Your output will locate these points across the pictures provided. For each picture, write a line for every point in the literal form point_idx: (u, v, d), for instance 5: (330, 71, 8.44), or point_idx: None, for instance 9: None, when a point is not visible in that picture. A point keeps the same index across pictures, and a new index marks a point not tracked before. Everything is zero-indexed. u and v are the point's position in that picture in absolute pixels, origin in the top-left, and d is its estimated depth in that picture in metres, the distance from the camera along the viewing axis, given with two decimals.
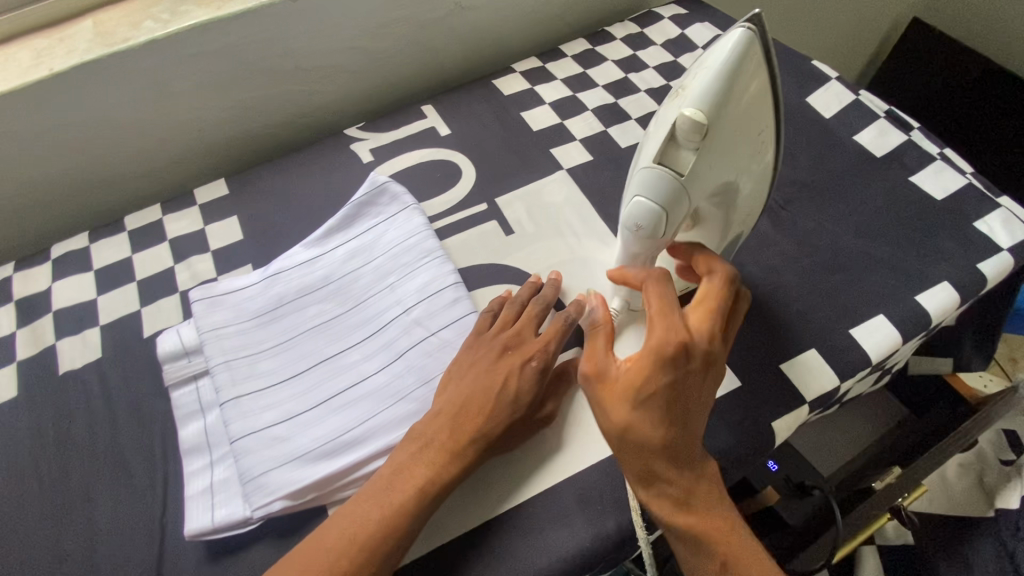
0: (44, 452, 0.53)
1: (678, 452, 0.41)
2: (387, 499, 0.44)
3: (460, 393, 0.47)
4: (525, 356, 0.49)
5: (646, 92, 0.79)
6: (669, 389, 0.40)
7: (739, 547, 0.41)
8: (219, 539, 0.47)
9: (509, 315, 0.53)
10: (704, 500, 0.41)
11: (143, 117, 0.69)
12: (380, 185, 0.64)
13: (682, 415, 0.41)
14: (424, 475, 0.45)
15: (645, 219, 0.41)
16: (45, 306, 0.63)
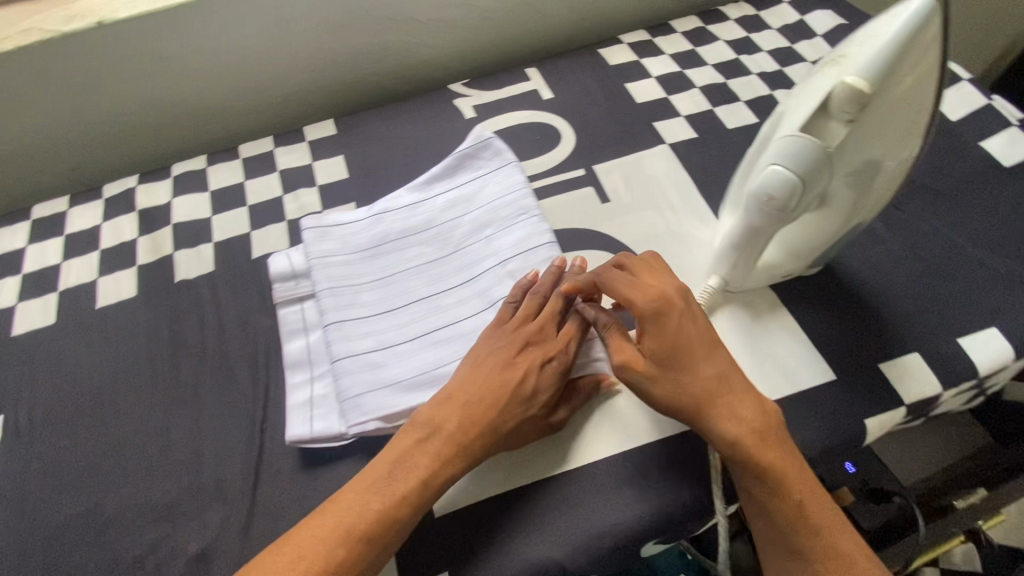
0: (157, 349, 0.57)
1: (712, 399, 0.44)
2: (387, 489, 0.43)
3: (473, 384, 0.46)
4: (545, 356, 0.48)
5: (758, 76, 0.76)
6: (671, 346, 0.45)
7: (800, 473, 0.43)
8: (313, 449, 0.50)
9: (536, 307, 0.50)
10: (761, 431, 0.44)
11: (266, 51, 0.72)
12: (485, 140, 0.64)
13: (701, 366, 0.45)
14: (425, 468, 0.44)
15: (780, 189, 0.41)
16: (165, 218, 0.67)
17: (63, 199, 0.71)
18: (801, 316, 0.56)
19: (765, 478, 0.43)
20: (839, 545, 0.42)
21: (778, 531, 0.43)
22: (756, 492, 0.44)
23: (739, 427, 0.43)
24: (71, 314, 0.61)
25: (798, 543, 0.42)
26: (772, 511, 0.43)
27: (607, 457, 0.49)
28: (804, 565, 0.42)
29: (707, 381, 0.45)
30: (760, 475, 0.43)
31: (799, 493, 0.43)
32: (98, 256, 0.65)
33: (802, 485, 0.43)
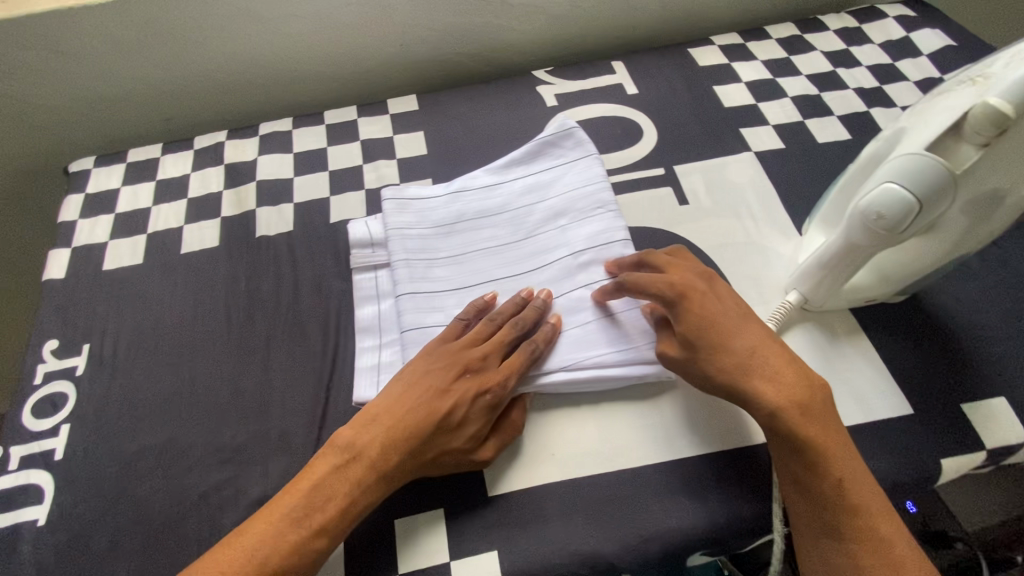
0: (234, 298, 0.59)
1: (749, 375, 0.44)
2: (301, 518, 0.42)
3: (404, 410, 0.45)
4: (476, 387, 0.46)
5: (855, 90, 0.73)
6: (704, 324, 0.45)
7: (841, 449, 0.43)
8: None
9: (481, 332, 0.49)
10: (803, 405, 0.43)
11: (362, 22, 0.74)
12: (567, 129, 0.63)
13: (737, 344, 0.45)
14: (347, 494, 0.43)
15: (894, 205, 0.41)
16: (250, 175, 0.69)
17: (156, 146, 0.74)
18: (881, 345, 0.54)
19: (803, 452, 0.42)
20: (880, 525, 0.41)
21: (816, 509, 0.42)
22: (794, 468, 0.43)
23: (781, 398, 0.43)
24: (157, 256, 0.64)
25: (837, 521, 0.41)
26: (811, 488, 0.42)
27: (665, 460, 0.48)
28: (842, 544, 0.41)
29: (743, 355, 0.44)
30: (798, 449, 0.42)
31: (839, 470, 0.42)
32: (186, 203, 0.68)
33: (842, 460, 0.42)
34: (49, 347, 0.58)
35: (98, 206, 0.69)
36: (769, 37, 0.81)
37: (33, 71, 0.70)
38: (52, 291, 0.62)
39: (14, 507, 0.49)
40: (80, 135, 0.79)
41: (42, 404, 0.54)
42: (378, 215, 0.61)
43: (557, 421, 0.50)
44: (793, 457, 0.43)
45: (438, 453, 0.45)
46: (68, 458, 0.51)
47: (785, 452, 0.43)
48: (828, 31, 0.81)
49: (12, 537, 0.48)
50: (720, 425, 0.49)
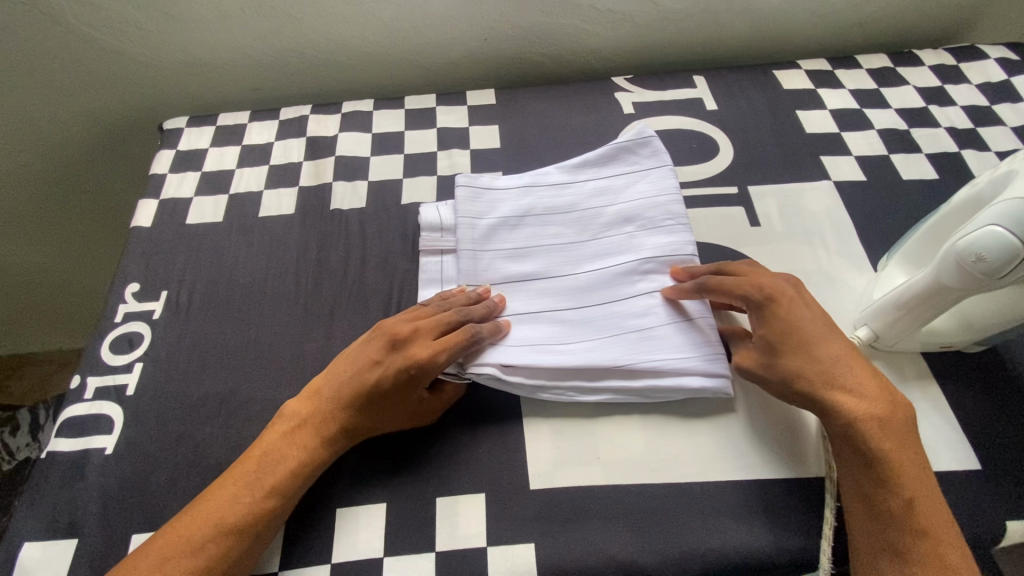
0: (304, 265, 0.62)
1: (830, 382, 0.45)
2: (256, 482, 0.45)
3: (340, 381, 0.49)
4: (399, 363, 0.47)
5: (946, 130, 0.70)
6: (789, 328, 0.46)
7: (915, 472, 0.42)
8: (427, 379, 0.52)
9: (420, 313, 0.51)
10: (883, 420, 0.43)
11: (452, 15, 0.76)
12: (646, 137, 0.62)
13: (821, 352, 0.46)
14: (297, 458, 0.46)
15: (998, 249, 0.40)
16: (330, 149, 0.72)
17: (245, 113, 0.78)
18: (951, 394, 0.51)
19: (873, 464, 0.42)
20: (949, 556, 0.40)
21: (879, 525, 0.41)
22: (862, 481, 0.43)
23: (860, 409, 0.44)
24: (236, 216, 0.67)
25: (901, 541, 0.40)
26: (879, 502, 0.42)
27: (715, 480, 0.47)
28: (903, 566, 0.40)
29: (827, 363, 0.45)
30: (868, 460, 0.43)
31: (909, 489, 0.41)
32: (268, 169, 0.71)
33: (915, 483, 0.42)
34: (131, 289, 0.61)
35: (186, 163, 0.73)
36: (860, 66, 0.79)
37: (143, 31, 0.75)
38: (138, 238, 0.65)
39: (85, 433, 0.52)
40: (176, 96, 0.84)
41: (120, 341, 0.58)
42: (449, 201, 0.63)
43: (607, 425, 0.51)
44: (862, 470, 0.43)
45: (373, 422, 0.48)
46: (138, 395, 0.54)
47: (857, 465, 0.43)
48: (923, 66, 0.79)
49: (81, 461, 0.51)
50: (772, 452, 0.49)
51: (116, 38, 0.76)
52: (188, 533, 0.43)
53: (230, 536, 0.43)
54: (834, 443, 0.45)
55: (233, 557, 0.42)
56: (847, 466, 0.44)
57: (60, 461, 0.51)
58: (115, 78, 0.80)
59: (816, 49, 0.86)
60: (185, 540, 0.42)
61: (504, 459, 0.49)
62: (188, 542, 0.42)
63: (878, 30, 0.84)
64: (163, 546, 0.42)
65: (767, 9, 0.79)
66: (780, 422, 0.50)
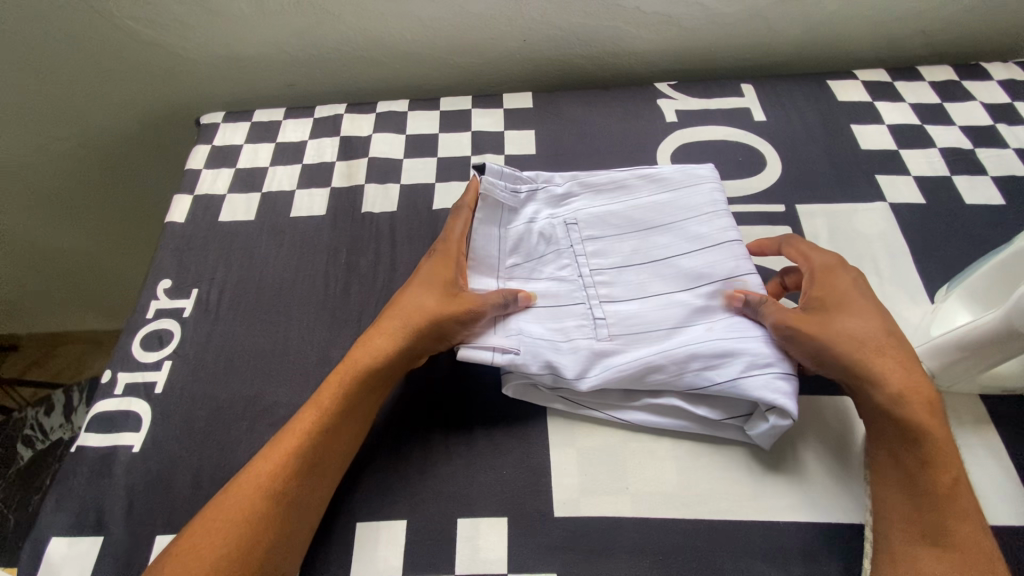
0: (335, 269, 0.61)
1: (867, 355, 0.45)
2: (308, 434, 0.46)
3: (388, 313, 0.53)
4: (412, 277, 0.55)
5: (1016, 150, 0.66)
6: (815, 276, 0.51)
7: (933, 423, 0.43)
8: (489, 184, 0.59)
9: (435, 266, 0.55)
10: (919, 396, 0.43)
11: (493, 14, 0.73)
12: (692, 176, 0.61)
13: (844, 288, 0.49)
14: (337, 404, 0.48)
15: None
16: (363, 150, 0.71)
17: (280, 110, 0.78)
18: (1010, 441, 0.47)
19: (910, 443, 0.43)
20: (979, 539, 0.40)
21: (905, 488, 0.42)
22: (886, 430, 0.44)
23: (897, 389, 0.44)
24: (268, 215, 0.66)
25: (938, 526, 0.40)
26: (917, 483, 0.42)
27: (749, 518, 0.45)
28: (938, 550, 0.40)
29: (865, 336, 0.46)
30: (908, 439, 0.43)
31: (949, 468, 0.42)
32: (301, 168, 0.70)
33: (937, 439, 0.42)
34: (163, 285, 0.62)
35: (221, 158, 0.73)
36: (922, 79, 0.74)
37: (186, 25, 0.75)
38: (171, 233, 0.66)
39: (114, 430, 0.52)
40: (215, 89, 0.84)
41: (151, 337, 0.58)
42: (519, 177, 0.61)
43: (638, 452, 0.49)
44: (883, 415, 0.44)
45: (383, 343, 0.50)
46: (166, 393, 0.54)
47: (896, 444, 0.43)
48: (992, 80, 0.73)
49: (110, 457, 0.51)
50: (810, 493, 0.46)
51: (160, 32, 0.76)
52: (250, 492, 0.43)
53: (300, 468, 0.45)
54: (872, 418, 0.45)
55: (300, 474, 0.45)
56: (882, 451, 0.44)
57: (89, 455, 0.51)
58: (157, 71, 0.81)
59: (874, 58, 0.81)
60: (245, 504, 0.43)
61: (526, 482, 0.48)
62: (263, 468, 0.44)
63: (943, 40, 0.79)
64: (225, 514, 0.42)
65: (824, 14, 0.75)
66: (819, 464, 0.48)
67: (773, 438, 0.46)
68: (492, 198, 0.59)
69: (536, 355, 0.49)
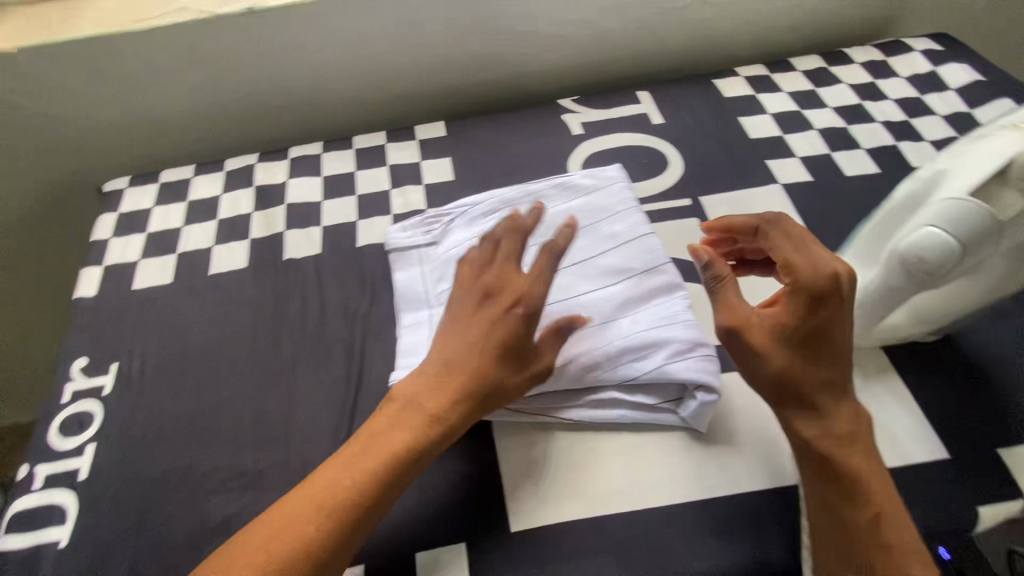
0: (262, 321, 0.60)
1: (811, 394, 0.42)
2: (352, 479, 0.40)
3: (443, 354, 0.45)
4: (461, 313, 0.46)
5: (883, 124, 0.73)
6: (796, 294, 0.42)
7: (861, 463, 0.41)
8: (394, 240, 0.62)
9: (486, 291, 0.46)
10: (846, 435, 0.42)
11: (393, 50, 0.76)
12: (598, 179, 0.65)
13: (817, 320, 0.42)
14: (393, 455, 0.41)
15: (945, 239, 0.43)
16: (279, 198, 0.70)
17: (188, 168, 0.76)
18: (909, 386, 0.53)
19: (837, 480, 0.41)
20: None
21: (831, 520, 0.41)
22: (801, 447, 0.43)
23: (828, 428, 0.42)
24: (186, 276, 0.65)
25: (863, 560, 0.39)
26: (841, 518, 0.40)
27: (695, 500, 0.47)
28: None
29: (816, 377, 0.42)
30: (834, 476, 0.41)
31: (877, 507, 0.40)
32: (216, 224, 0.69)
33: (866, 479, 0.41)
34: (78, 364, 0.59)
35: (130, 225, 0.70)
36: (795, 69, 0.81)
37: (77, 94, 0.73)
38: (82, 310, 0.63)
39: (37, 527, 0.49)
40: (117, 155, 0.81)
41: (69, 423, 0.55)
42: (428, 217, 0.64)
43: (585, 455, 0.50)
44: (802, 452, 0.43)
45: (456, 404, 0.43)
46: (92, 479, 0.51)
47: (822, 481, 0.42)
48: (854, 64, 0.82)
49: (34, 559, 0.47)
50: (749, 464, 0.49)
51: (49, 104, 0.73)
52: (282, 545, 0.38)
53: (341, 532, 0.39)
54: (801, 451, 0.43)
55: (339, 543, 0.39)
56: (811, 481, 0.43)
57: (11, 561, 0.47)
58: (51, 143, 0.78)
59: (754, 55, 0.88)
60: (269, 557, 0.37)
61: (482, 504, 0.48)
62: (298, 528, 0.38)
63: (810, 33, 0.87)
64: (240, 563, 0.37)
65: (701, 20, 0.81)
66: (753, 438, 0.50)
67: (705, 418, 0.49)
68: (402, 246, 0.62)
69: None
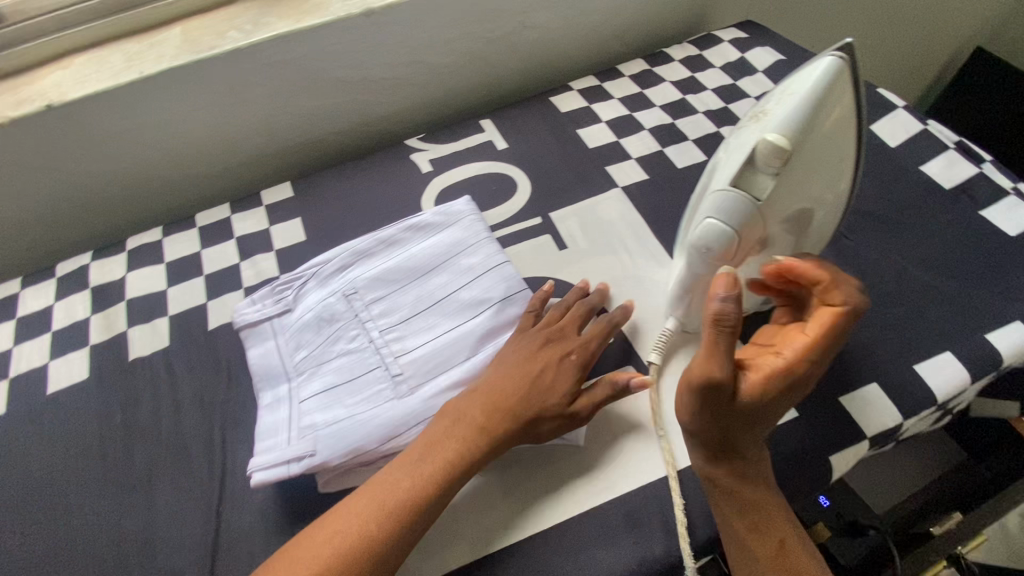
0: (111, 433, 0.56)
1: (743, 447, 0.44)
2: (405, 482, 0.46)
3: (494, 381, 0.50)
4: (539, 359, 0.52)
5: (704, 114, 0.79)
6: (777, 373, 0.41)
7: (766, 494, 0.45)
8: (242, 316, 0.59)
9: (563, 333, 0.54)
10: (752, 472, 0.45)
11: (221, 120, 0.74)
12: (448, 212, 0.66)
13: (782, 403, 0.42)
14: (451, 456, 0.47)
15: (714, 241, 0.41)
16: (119, 294, 0.66)
17: (15, 281, 0.70)
18: None
19: (746, 511, 0.44)
20: None
21: (740, 546, 0.44)
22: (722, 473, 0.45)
23: (744, 473, 0.44)
24: (21, 401, 0.59)
25: None
26: (750, 543, 0.44)
27: (575, 516, 0.48)
28: None
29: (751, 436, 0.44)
30: (745, 509, 0.44)
31: (779, 531, 0.45)
32: (51, 336, 0.63)
33: (770, 509, 0.45)
34: None
35: None
36: (622, 75, 0.86)
37: None
38: None
39: None
40: None
41: None
42: (277, 285, 0.61)
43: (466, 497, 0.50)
44: (717, 489, 0.45)
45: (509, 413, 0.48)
46: None
47: (735, 512, 0.45)
48: (673, 61, 0.88)
49: None
50: (622, 465, 0.50)
51: None
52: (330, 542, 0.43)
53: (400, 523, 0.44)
54: (713, 487, 0.45)
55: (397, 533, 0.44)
56: (721, 509, 0.45)
57: None
58: None
59: (587, 66, 0.93)
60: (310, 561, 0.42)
61: None
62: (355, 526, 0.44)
63: (633, 38, 0.93)
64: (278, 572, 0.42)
65: (527, 43, 0.84)
66: (624, 439, 0.52)
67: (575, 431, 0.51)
68: (255, 320, 0.59)
69: (333, 447, 0.48)
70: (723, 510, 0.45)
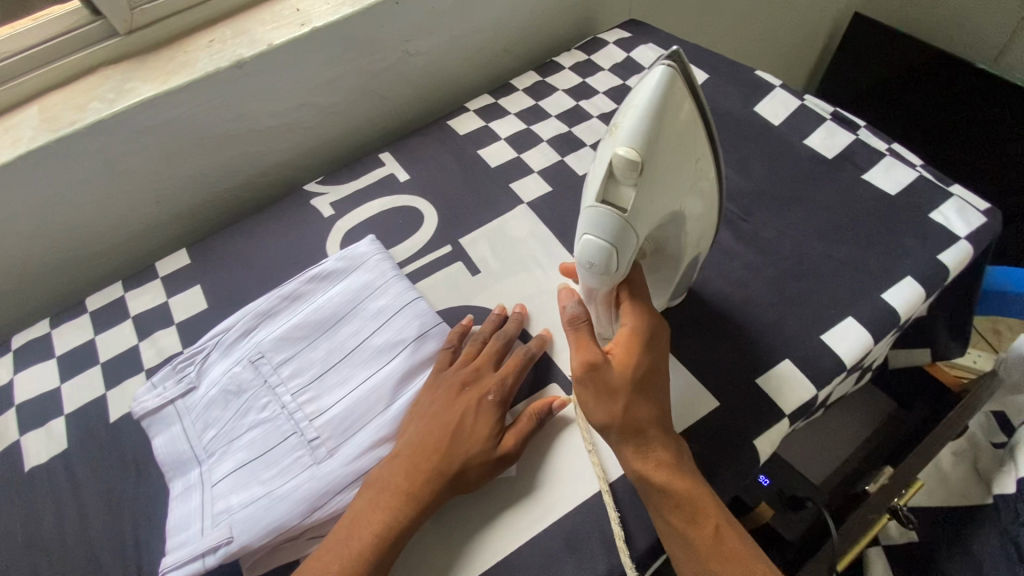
0: (11, 555, 0.51)
1: (653, 436, 0.46)
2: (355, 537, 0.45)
3: (417, 435, 0.49)
4: (452, 398, 0.51)
5: (598, 117, 0.80)
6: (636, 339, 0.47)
7: (694, 484, 0.45)
8: (140, 405, 0.56)
9: (479, 367, 0.53)
10: (674, 465, 0.45)
11: (99, 196, 0.69)
12: (351, 256, 0.64)
13: (652, 365, 0.47)
14: (395, 505, 0.46)
15: (597, 256, 0.41)
16: (8, 400, 0.61)
17: None
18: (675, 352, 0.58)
19: (678, 505, 0.44)
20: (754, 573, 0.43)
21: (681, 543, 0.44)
22: (653, 467, 0.45)
23: (665, 467, 0.45)
24: None
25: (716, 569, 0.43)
26: (688, 536, 0.44)
27: (515, 549, 0.47)
28: None
29: (653, 418, 0.46)
30: (677, 503, 0.44)
31: (714, 519, 0.44)
32: None
33: (701, 499, 0.45)
34: None
35: None
36: (516, 89, 0.87)
37: None
38: None
39: None
40: None
41: None
42: (178, 363, 0.58)
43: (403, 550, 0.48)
44: (647, 488, 0.45)
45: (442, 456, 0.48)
46: None
47: (669, 508, 0.44)
48: (563, 69, 0.89)
49: None
50: (556, 487, 0.50)
51: None
52: None
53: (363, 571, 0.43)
54: (643, 487, 0.45)
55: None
56: (656, 506, 0.45)
57: None
58: None
59: (482, 83, 0.93)
60: None
61: None
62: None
63: (523, 50, 0.94)
64: None
65: (415, 70, 0.83)
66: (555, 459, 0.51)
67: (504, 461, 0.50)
68: (157, 403, 0.56)
69: (250, 529, 0.46)
70: (656, 509, 0.45)
